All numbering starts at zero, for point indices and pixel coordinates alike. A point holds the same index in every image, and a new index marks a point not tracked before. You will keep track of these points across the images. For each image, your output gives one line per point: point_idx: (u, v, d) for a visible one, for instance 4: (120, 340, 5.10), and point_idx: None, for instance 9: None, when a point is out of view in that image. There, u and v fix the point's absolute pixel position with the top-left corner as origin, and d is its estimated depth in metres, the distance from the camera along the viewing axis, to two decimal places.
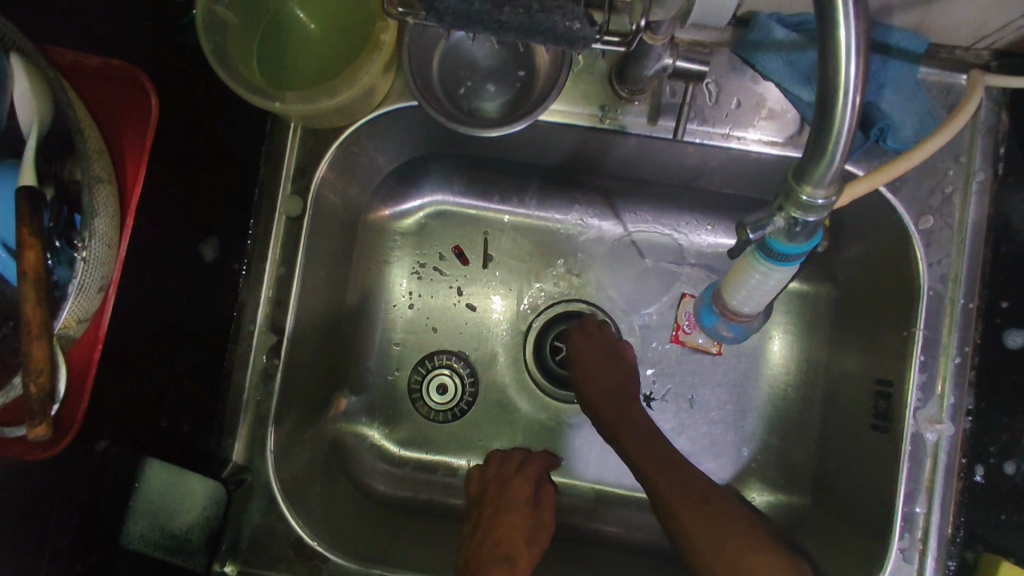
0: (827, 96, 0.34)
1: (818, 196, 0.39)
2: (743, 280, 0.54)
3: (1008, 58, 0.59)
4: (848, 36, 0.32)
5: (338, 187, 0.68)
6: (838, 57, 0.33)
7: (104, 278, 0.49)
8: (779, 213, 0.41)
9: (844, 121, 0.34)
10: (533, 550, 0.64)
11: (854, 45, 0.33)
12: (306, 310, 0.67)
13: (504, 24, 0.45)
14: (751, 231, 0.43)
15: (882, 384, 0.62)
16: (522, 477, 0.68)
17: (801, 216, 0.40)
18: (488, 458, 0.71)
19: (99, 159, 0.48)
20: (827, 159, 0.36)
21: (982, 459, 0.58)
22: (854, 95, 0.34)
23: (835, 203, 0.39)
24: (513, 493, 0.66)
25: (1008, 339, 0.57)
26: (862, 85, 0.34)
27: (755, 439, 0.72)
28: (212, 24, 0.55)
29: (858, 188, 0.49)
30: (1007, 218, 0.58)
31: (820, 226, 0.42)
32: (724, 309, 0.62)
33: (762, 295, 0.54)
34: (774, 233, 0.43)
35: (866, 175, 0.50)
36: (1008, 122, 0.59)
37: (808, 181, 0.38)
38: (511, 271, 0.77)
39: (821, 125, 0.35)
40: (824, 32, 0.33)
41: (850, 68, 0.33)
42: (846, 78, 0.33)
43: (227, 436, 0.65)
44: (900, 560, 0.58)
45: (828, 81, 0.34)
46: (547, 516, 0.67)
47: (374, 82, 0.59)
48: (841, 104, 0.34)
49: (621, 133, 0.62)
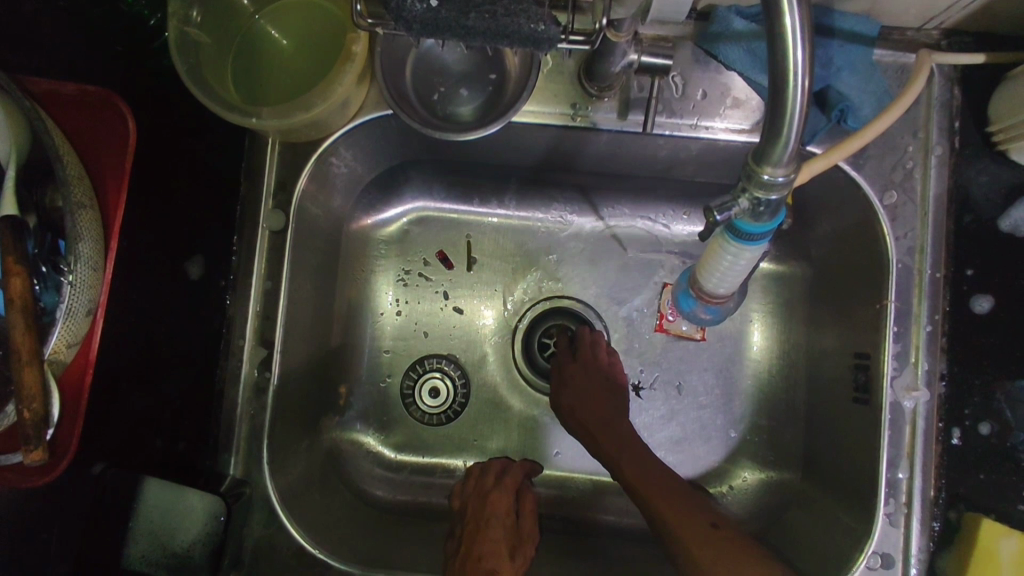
0: (778, 81, 0.36)
1: (779, 174, 0.40)
2: (715, 262, 0.56)
3: (956, 37, 0.62)
4: (792, 23, 0.34)
5: (320, 199, 0.69)
6: (784, 40, 0.35)
7: (91, 301, 0.50)
8: (742, 195, 0.43)
9: (796, 104, 0.36)
10: (517, 563, 0.61)
11: (799, 30, 0.34)
12: (294, 322, 0.68)
13: (470, 30, 0.47)
14: (718, 215, 0.44)
15: (860, 358, 0.64)
16: (501, 488, 0.66)
17: (764, 195, 0.42)
18: (468, 472, 0.69)
19: (80, 184, 0.49)
20: (783, 139, 0.38)
21: (958, 422, 0.60)
22: (803, 78, 0.36)
23: (794, 181, 0.41)
24: (495, 503, 0.65)
25: (975, 305, 0.60)
26: (808, 69, 0.36)
27: (743, 420, 0.74)
28: (185, 46, 0.56)
29: (815, 166, 0.53)
30: (965, 189, 0.61)
31: (782, 205, 0.44)
32: (700, 292, 0.63)
33: (735, 276, 0.56)
34: (740, 215, 0.45)
35: (822, 154, 0.54)
36: (961, 97, 0.61)
37: (767, 162, 0.40)
38: (495, 272, 0.78)
39: (774, 108, 0.37)
40: (770, 21, 0.35)
41: (797, 53, 0.35)
42: (794, 61, 0.35)
43: (223, 452, 0.65)
44: (887, 524, 0.60)
45: (778, 67, 0.36)
46: (529, 526, 0.65)
47: (348, 93, 0.60)
48: (791, 87, 0.36)
49: (593, 130, 0.64)
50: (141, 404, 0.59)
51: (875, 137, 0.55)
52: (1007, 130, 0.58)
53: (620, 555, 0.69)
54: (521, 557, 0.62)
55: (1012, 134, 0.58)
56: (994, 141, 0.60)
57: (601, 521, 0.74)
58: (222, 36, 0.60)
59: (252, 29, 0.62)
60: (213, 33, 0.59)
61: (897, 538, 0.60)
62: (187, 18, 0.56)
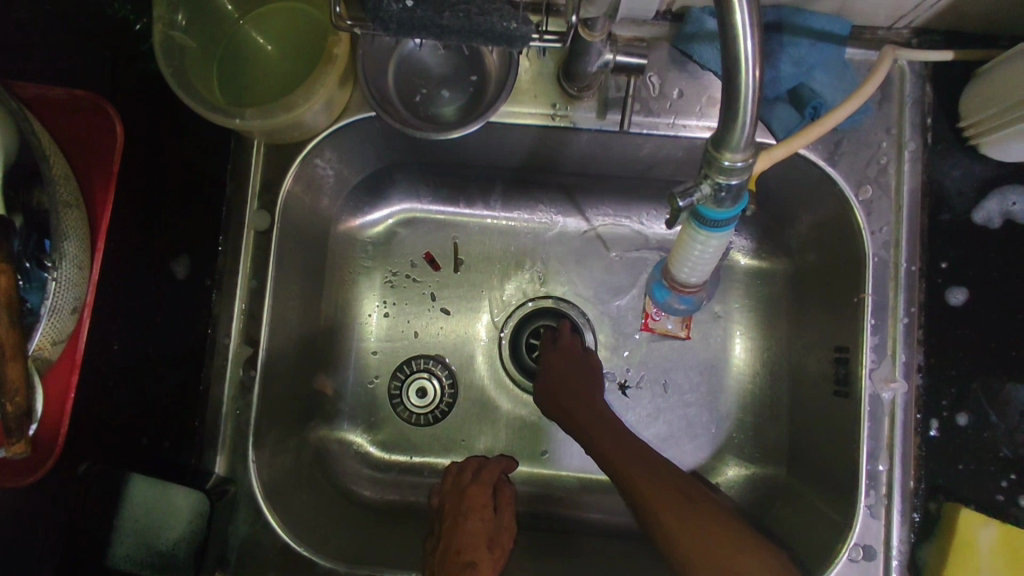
0: (730, 70, 0.37)
1: (737, 160, 0.41)
2: (685, 252, 0.56)
3: (925, 36, 0.63)
4: (742, 18, 0.35)
5: (306, 200, 0.70)
6: (735, 35, 0.36)
7: (78, 300, 0.51)
8: (705, 180, 0.43)
9: (748, 91, 0.38)
10: (496, 555, 0.62)
11: (748, 24, 0.36)
12: (279, 321, 0.69)
13: (445, 28, 0.48)
14: (681, 201, 0.44)
15: (840, 351, 0.65)
16: (479, 483, 0.66)
17: (724, 180, 0.42)
18: (450, 468, 0.69)
19: (64, 183, 0.50)
20: (739, 124, 0.39)
21: (936, 414, 0.60)
22: (754, 69, 0.37)
23: (754, 166, 0.42)
24: (473, 499, 0.65)
25: (951, 297, 0.61)
26: (759, 61, 0.37)
27: (728, 416, 0.74)
28: (171, 49, 0.57)
29: (776, 154, 0.53)
30: (938, 184, 0.62)
31: (744, 189, 0.45)
32: (674, 282, 0.64)
33: (705, 264, 0.57)
34: (703, 201, 0.45)
35: (783, 142, 0.54)
36: (932, 93, 0.63)
37: (726, 148, 0.41)
38: (482, 273, 0.79)
39: (729, 99, 0.38)
40: (722, 13, 0.36)
41: (747, 46, 0.36)
42: (745, 53, 0.36)
43: (209, 451, 0.66)
44: (868, 516, 0.60)
45: (731, 58, 0.37)
46: (508, 518, 0.66)
47: (330, 94, 0.61)
48: (744, 78, 0.37)
49: (573, 129, 0.66)
50: (130, 402, 0.59)
51: (835, 125, 0.56)
52: (979, 123, 0.59)
53: (604, 553, 0.69)
54: (499, 548, 0.63)
55: (982, 129, 0.59)
56: (966, 136, 0.61)
57: (586, 519, 0.74)
58: (210, 41, 0.62)
59: (239, 34, 0.63)
60: (199, 38, 0.60)
61: (878, 529, 0.60)
62: (173, 23, 0.58)
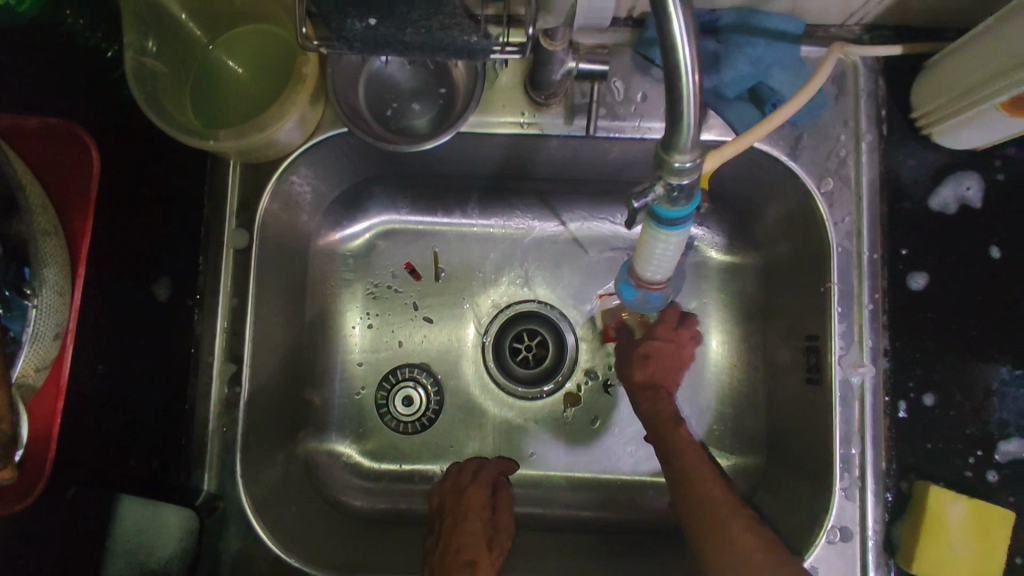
0: (671, 79, 0.39)
1: (687, 160, 0.43)
2: (648, 251, 0.57)
3: (876, 32, 0.66)
4: (677, 26, 0.37)
5: (284, 217, 0.72)
6: (675, 43, 0.38)
7: (60, 325, 0.51)
8: (658, 181, 0.45)
9: (689, 94, 0.39)
10: (495, 555, 0.64)
11: (684, 32, 0.37)
12: (263, 337, 0.70)
13: (409, 45, 0.50)
14: (636, 202, 0.46)
15: (811, 340, 0.67)
16: (478, 483, 0.68)
17: (676, 180, 0.44)
18: (456, 470, 0.71)
19: (42, 213, 0.52)
20: (684, 127, 0.40)
21: (903, 396, 0.62)
22: (694, 74, 0.39)
23: (703, 165, 0.44)
24: (471, 498, 0.67)
25: (912, 282, 0.63)
26: (697, 66, 0.39)
27: (709, 408, 0.75)
28: (142, 73, 0.58)
29: (726, 153, 0.54)
30: (895, 174, 0.64)
31: (696, 189, 0.47)
32: (638, 280, 0.63)
33: (667, 260, 0.58)
34: (659, 200, 0.47)
35: (732, 141, 0.55)
36: (885, 86, 0.65)
37: (675, 150, 0.42)
38: (462, 280, 0.81)
39: (673, 102, 0.40)
40: (660, 23, 0.38)
41: (686, 53, 0.38)
42: (684, 61, 0.38)
43: (197, 468, 0.66)
44: (843, 498, 0.62)
45: (672, 69, 0.39)
46: (505, 518, 0.68)
47: (303, 112, 0.63)
48: (684, 83, 0.39)
49: (542, 136, 0.67)
50: (117, 425, 0.60)
51: (787, 119, 0.57)
52: (929, 113, 0.62)
53: (592, 549, 0.71)
54: (499, 549, 0.65)
55: (932, 119, 0.62)
56: (918, 126, 0.64)
57: (575, 517, 0.75)
58: (182, 66, 0.63)
59: (211, 58, 0.65)
60: (169, 63, 0.62)
61: (854, 511, 0.61)
62: (143, 48, 0.59)
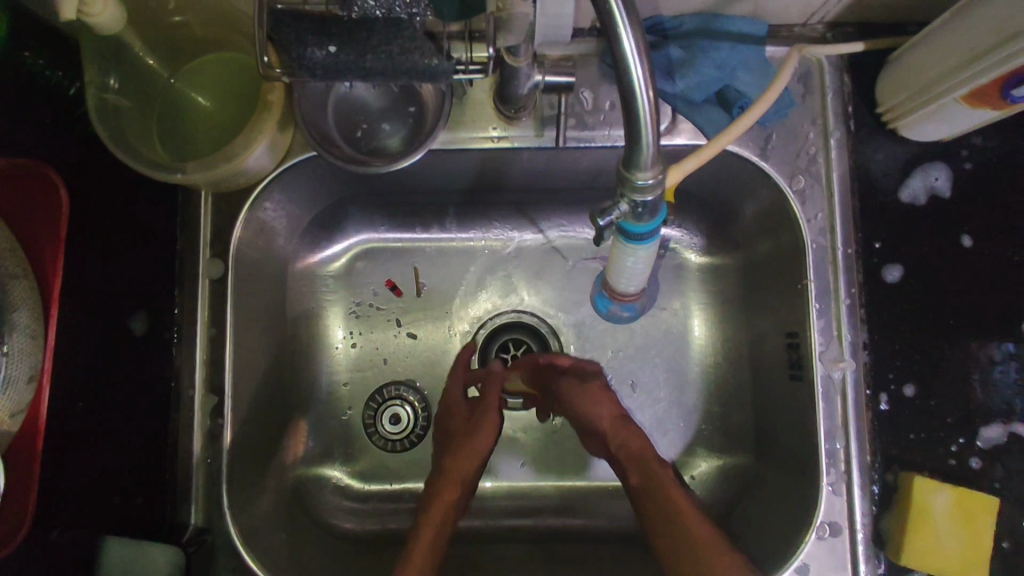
0: (627, 96, 0.40)
1: (649, 177, 0.44)
2: (620, 267, 0.59)
3: (838, 29, 0.66)
4: (628, 43, 0.38)
5: (260, 244, 0.71)
6: (626, 61, 0.38)
7: (35, 368, 0.50)
8: (622, 200, 0.47)
9: (645, 111, 0.40)
10: (472, 429, 0.70)
11: (635, 52, 0.38)
12: (244, 366, 0.69)
13: (369, 70, 0.51)
14: (602, 219, 0.48)
15: (792, 337, 0.67)
16: (456, 405, 0.73)
17: (640, 198, 0.46)
18: (446, 418, 0.73)
19: (11, 255, 0.51)
20: (642, 145, 0.42)
21: (885, 388, 0.63)
22: (648, 92, 0.40)
23: (665, 182, 0.45)
24: (453, 420, 0.72)
25: (887, 275, 0.64)
26: (651, 84, 0.40)
27: (696, 409, 0.76)
28: (106, 110, 0.58)
29: (687, 165, 0.54)
30: (865, 168, 0.65)
31: (660, 203, 0.48)
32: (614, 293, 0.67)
33: (639, 275, 0.60)
34: (624, 217, 0.49)
35: (694, 152, 0.55)
36: (850, 83, 0.66)
37: (636, 168, 0.44)
38: (444, 294, 0.81)
39: (630, 119, 0.41)
40: (611, 42, 0.38)
41: (638, 71, 0.39)
42: (637, 80, 0.39)
43: (184, 502, 0.66)
44: (831, 494, 0.62)
45: (626, 85, 0.40)
46: (490, 411, 0.70)
47: (271, 139, 0.62)
48: (639, 100, 0.40)
49: (514, 149, 0.67)
50: (99, 465, 0.59)
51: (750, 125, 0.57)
52: (894, 108, 0.63)
53: (587, 558, 0.71)
54: (482, 426, 0.69)
55: (898, 113, 0.62)
56: (885, 121, 0.65)
57: (569, 526, 0.75)
58: (146, 99, 0.63)
59: (178, 88, 0.64)
60: (133, 97, 0.61)
61: (842, 505, 0.62)
62: (105, 85, 0.58)
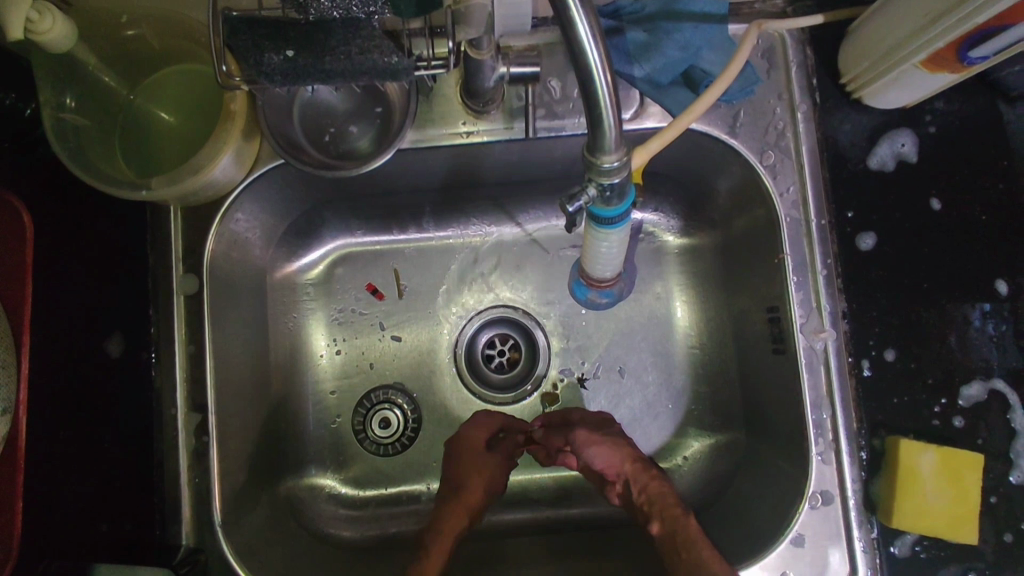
0: (586, 79, 0.40)
1: (614, 160, 0.45)
2: (594, 252, 0.59)
3: (798, 3, 0.67)
4: (582, 26, 0.37)
5: (233, 257, 0.70)
6: (581, 42, 0.38)
7: (8, 399, 0.49)
8: (590, 183, 0.47)
9: (606, 96, 0.41)
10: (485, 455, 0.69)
11: (590, 35, 0.38)
12: (226, 381, 0.68)
13: (330, 72, 0.50)
14: (570, 206, 0.48)
15: (772, 311, 0.68)
16: (479, 428, 0.70)
17: (606, 180, 0.46)
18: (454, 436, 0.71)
19: None
20: (605, 129, 0.42)
21: (866, 354, 0.63)
22: (606, 75, 0.40)
23: (630, 163, 0.46)
24: (469, 441, 0.69)
25: (861, 243, 0.65)
26: (608, 67, 0.40)
27: (684, 390, 0.76)
28: (63, 130, 0.57)
29: (652, 146, 0.54)
30: (833, 139, 0.66)
31: (627, 185, 0.48)
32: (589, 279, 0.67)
33: (611, 259, 0.60)
34: (593, 202, 0.49)
35: (658, 134, 0.55)
36: (813, 56, 0.66)
37: (601, 152, 0.44)
38: (426, 294, 0.80)
39: (591, 104, 0.41)
40: (565, 25, 0.38)
41: (594, 55, 0.39)
42: (594, 63, 0.39)
43: (174, 522, 0.65)
44: (820, 463, 0.63)
45: (583, 67, 0.40)
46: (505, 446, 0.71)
47: (236, 148, 0.61)
48: (598, 83, 0.40)
49: (485, 144, 0.67)
50: (83, 492, 0.58)
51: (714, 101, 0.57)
52: (856, 78, 0.63)
53: (586, 546, 0.71)
54: (496, 451, 0.71)
55: (861, 83, 0.63)
56: (849, 91, 0.65)
57: (567, 515, 0.75)
58: (105, 116, 0.61)
59: (137, 103, 0.63)
60: (91, 115, 0.60)
61: (832, 474, 0.63)
62: (60, 104, 0.57)
